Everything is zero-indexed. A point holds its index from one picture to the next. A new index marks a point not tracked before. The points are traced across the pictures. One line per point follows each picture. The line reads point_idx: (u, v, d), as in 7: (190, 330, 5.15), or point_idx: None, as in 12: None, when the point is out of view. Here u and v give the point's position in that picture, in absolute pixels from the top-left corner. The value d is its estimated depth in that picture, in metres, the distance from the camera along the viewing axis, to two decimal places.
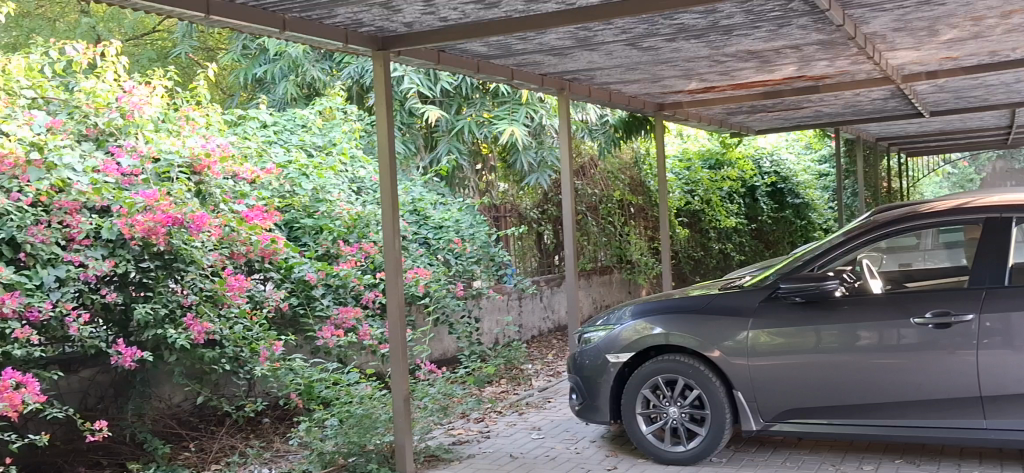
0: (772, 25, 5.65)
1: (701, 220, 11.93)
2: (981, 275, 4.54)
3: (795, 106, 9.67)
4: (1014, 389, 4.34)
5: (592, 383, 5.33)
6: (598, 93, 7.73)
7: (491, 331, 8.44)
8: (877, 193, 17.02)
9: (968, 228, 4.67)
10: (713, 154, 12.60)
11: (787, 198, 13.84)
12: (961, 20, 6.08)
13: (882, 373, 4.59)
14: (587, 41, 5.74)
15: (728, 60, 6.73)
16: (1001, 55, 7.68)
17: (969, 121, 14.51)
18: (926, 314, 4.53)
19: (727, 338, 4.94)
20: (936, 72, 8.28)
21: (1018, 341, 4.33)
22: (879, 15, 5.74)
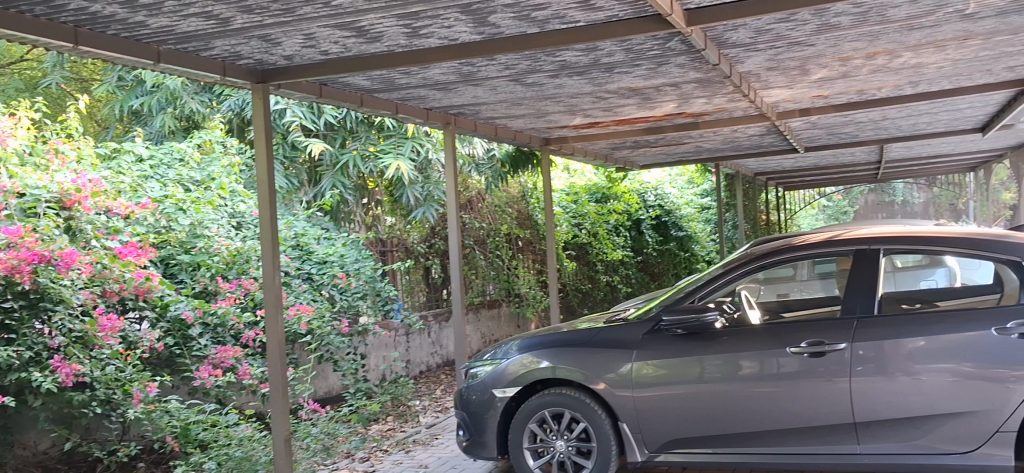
0: (651, 63, 5.79)
1: (588, 253, 12.03)
2: (852, 304, 4.72)
3: (677, 142, 9.93)
4: (885, 415, 4.52)
5: (479, 419, 5.31)
6: (484, 128, 7.77)
7: (378, 368, 8.34)
8: (756, 226, 17.56)
9: (840, 260, 4.88)
10: (599, 188, 12.80)
11: (671, 231, 14.17)
12: (830, 60, 6.35)
13: (762, 401, 4.71)
14: (472, 76, 5.77)
15: (610, 96, 6.87)
16: (868, 94, 8.05)
17: (841, 157, 15.15)
18: (802, 344, 4.67)
19: (610, 370, 4.99)
20: (809, 109, 8.62)
21: (890, 367, 4.51)
22: (752, 55, 5.95)
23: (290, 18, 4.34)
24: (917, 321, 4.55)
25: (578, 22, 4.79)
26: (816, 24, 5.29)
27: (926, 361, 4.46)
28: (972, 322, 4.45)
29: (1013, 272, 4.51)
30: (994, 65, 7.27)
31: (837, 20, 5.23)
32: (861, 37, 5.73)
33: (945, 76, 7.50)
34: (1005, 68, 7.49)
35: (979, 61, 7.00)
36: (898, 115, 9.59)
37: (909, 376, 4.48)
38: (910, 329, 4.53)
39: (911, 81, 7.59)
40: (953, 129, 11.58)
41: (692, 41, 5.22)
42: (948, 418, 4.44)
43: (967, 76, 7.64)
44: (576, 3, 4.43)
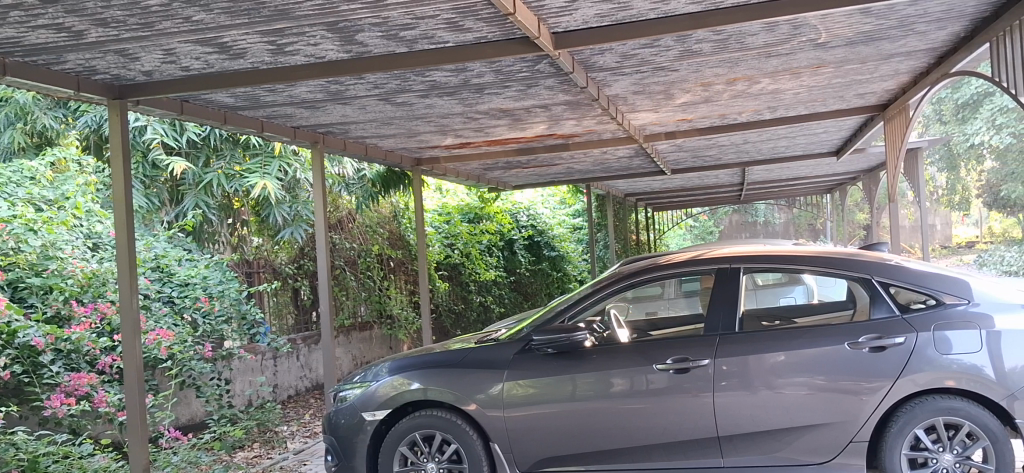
0: (520, 85, 5.85)
1: (461, 274, 12.05)
2: (715, 322, 4.86)
3: (548, 163, 10.08)
4: (747, 428, 4.68)
5: (348, 443, 5.21)
6: (354, 147, 7.69)
7: (243, 393, 8.13)
8: (627, 246, 17.94)
9: (703, 278, 5.05)
10: (472, 208, 12.84)
11: (543, 251, 14.36)
12: (692, 86, 6.55)
13: (632, 418, 4.78)
14: (340, 95, 5.70)
15: (481, 117, 6.89)
16: (730, 118, 8.34)
17: (706, 178, 15.65)
18: (667, 361, 4.78)
19: (480, 390, 4.98)
20: (674, 133, 8.88)
21: (754, 382, 4.67)
22: (619, 78, 6.08)
23: (149, 32, 4.20)
24: (776, 337, 4.73)
25: (447, 42, 4.80)
26: (679, 50, 5.46)
27: (788, 375, 4.64)
28: (828, 337, 4.67)
29: (864, 289, 4.79)
30: (846, 92, 7.64)
31: (699, 46, 5.41)
32: (722, 63, 5.94)
33: (800, 102, 7.84)
34: (855, 95, 7.89)
35: (832, 88, 7.35)
36: (758, 139, 9.98)
37: (771, 389, 4.65)
38: (771, 344, 4.70)
39: (770, 107, 7.91)
40: (810, 153, 12.13)
41: (560, 64, 5.30)
42: (807, 430, 4.64)
43: (821, 102, 8.01)
44: (443, 24, 4.44)
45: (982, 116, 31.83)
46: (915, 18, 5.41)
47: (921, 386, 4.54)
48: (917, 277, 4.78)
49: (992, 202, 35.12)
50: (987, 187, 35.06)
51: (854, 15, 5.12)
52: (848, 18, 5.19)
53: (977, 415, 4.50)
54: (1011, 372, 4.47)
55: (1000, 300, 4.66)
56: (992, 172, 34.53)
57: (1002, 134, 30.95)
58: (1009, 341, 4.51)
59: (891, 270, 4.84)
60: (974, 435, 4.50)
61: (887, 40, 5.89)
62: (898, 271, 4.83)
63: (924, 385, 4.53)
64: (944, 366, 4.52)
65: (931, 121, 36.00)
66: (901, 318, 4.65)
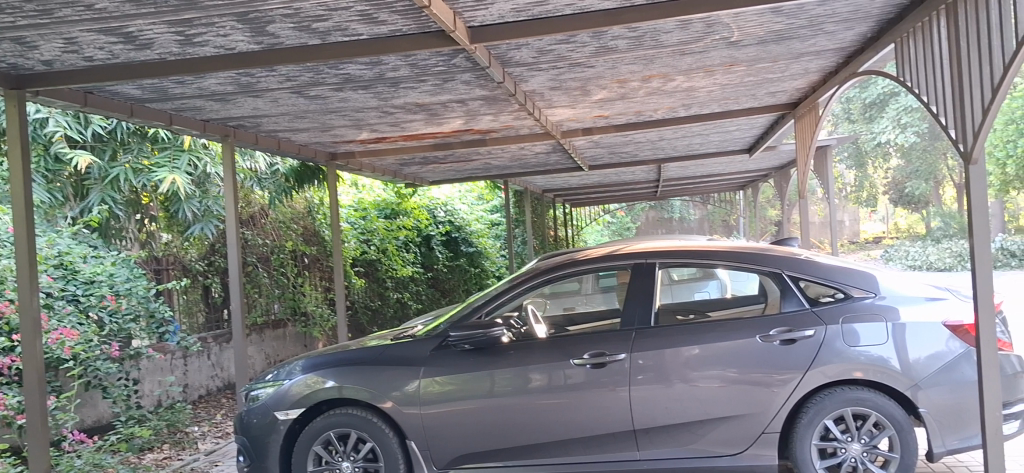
0: (436, 79, 5.81)
1: (378, 269, 11.86)
2: (631, 316, 4.94)
3: (465, 159, 10.05)
4: (662, 421, 4.75)
5: (260, 443, 5.10)
6: (265, 141, 7.54)
7: (152, 393, 7.92)
8: (544, 242, 18.01)
9: (620, 273, 5.13)
10: (388, 203, 12.74)
11: (460, 247, 14.32)
12: (608, 82, 6.60)
13: (550, 413, 4.80)
14: (251, 88, 5.58)
15: (397, 111, 6.83)
16: (645, 115, 8.43)
17: (622, 175, 15.80)
18: (584, 355, 4.81)
19: (396, 388, 4.93)
20: (591, 129, 8.93)
21: (669, 375, 4.74)
22: (536, 74, 6.08)
23: (48, 19, 4.04)
24: (691, 331, 4.82)
25: (361, 35, 4.74)
26: (594, 46, 5.48)
27: (703, 368, 4.74)
28: (739, 330, 4.79)
29: (774, 283, 4.92)
30: (758, 90, 7.79)
31: (614, 43, 5.44)
32: (637, 60, 5.99)
33: (714, 100, 7.96)
34: (767, 94, 8.04)
35: (745, 86, 7.48)
36: (673, 136, 10.11)
37: (686, 382, 4.73)
38: (685, 338, 4.80)
39: (684, 104, 8.01)
40: (723, 150, 12.34)
41: (476, 58, 5.27)
42: (721, 422, 4.74)
43: (734, 100, 8.14)
44: (357, 16, 4.37)
45: (888, 115, 32.82)
46: (824, 18, 5.53)
47: (831, 378, 4.69)
48: (825, 271, 4.94)
49: (897, 199, 36.27)
50: (893, 184, 36.21)
51: (765, 14, 5.21)
52: (759, 17, 5.28)
53: (883, 405, 4.68)
54: (915, 363, 4.67)
55: (904, 294, 4.85)
56: (897, 169, 35.67)
57: (906, 133, 31.98)
58: (913, 333, 4.70)
59: (800, 265, 4.99)
60: (880, 425, 4.69)
61: (797, 39, 6.01)
62: (806, 266, 4.99)
63: (833, 377, 4.69)
64: (851, 358, 4.68)
65: (840, 120, 36.99)
66: (810, 310, 4.80)
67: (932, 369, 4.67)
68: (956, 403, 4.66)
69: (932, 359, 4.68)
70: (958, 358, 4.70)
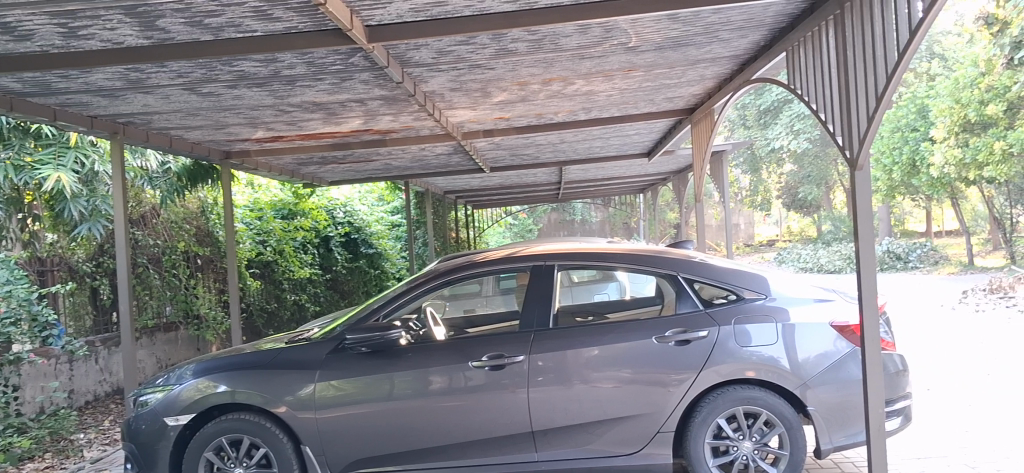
0: (334, 78, 5.73)
1: (274, 271, 11.61)
2: (530, 318, 4.96)
3: (365, 159, 9.96)
4: (560, 422, 4.79)
5: (149, 450, 4.95)
6: (156, 138, 7.33)
7: (34, 400, 7.58)
8: (446, 243, 17.96)
9: (520, 275, 5.17)
10: (285, 204, 12.54)
11: (360, 248, 14.20)
12: (509, 84, 6.62)
13: (449, 415, 4.78)
14: (140, 84, 5.41)
15: (293, 110, 6.72)
16: (545, 118, 8.48)
17: (524, 177, 15.88)
18: (483, 357, 4.82)
19: (289, 392, 4.84)
20: (491, 131, 8.95)
21: (567, 376, 4.79)
22: (435, 75, 6.06)
23: None
24: (589, 332, 4.88)
25: (255, 31, 4.65)
26: (494, 48, 5.49)
27: (602, 369, 4.79)
28: (637, 332, 4.86)
29: (670, 284, 5.04)
30: (656, 95, 7.93)
31: (514, 45, 5.46)
32: (537, 63, 6.02)
33: (613, 104, 8.07)
34: (664, 99, 8.19)
35: (643, 91, 7.60)
36: (573, 139, 10.21)
37: (586, 383, 4.78)
38: (585, 339, 4.85)
39: (584, 108, 8.10)
40: (623, 154, 12.53)
41: (374, 58, 5.22)
42: (617, 422, 4.80)
43: (632, 105, 8.26)
44: (251, 12, 4.28)
45: (782, 122, 33.85)
46: (719, 25, 5.66)
47: (724, 377, 4.80)
48: (720, 273, 5.08)
49: (790, 203, 37.44)
50: (786, 188, 37.31)
51: (662, 20, 5.30)
52: (656, 23, 5.37)
53: (773, 403, 4.82)
54: (804, 362, 4.82)
55: (794, 296, 5.01)
56: (790, 174, 36.80)
57: (799, 139, 32.93)
58: (802, 333, 4.85)
59: (695, 267, 5.12)
60: (771, 423, 4.82)
61: (693, 46, 6.13)
62: (701, 268, 5.12)
63: (726, 376, 4.80)
64: (743, 357, 4.80)
65: (735, 126, 38.01)
66: (704, 311, 4.92)
67: (820, 368, 4.83)
68: (843, 400, 4.83)
69: (820, 358, 4.84)
70: (844, 358, 4.87)
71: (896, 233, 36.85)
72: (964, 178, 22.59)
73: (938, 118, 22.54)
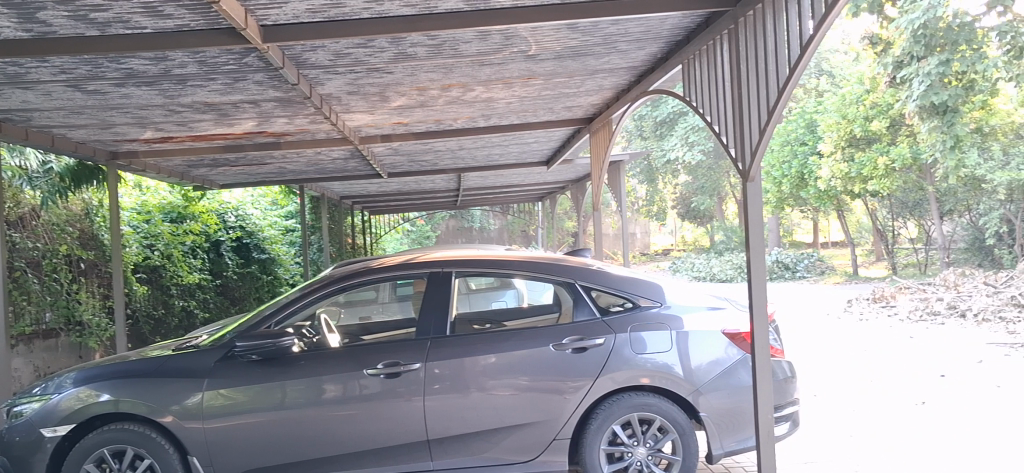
0: (227, 78, 5.59)
1: (162, 276, 11.24)
2: (426, 325, 4.91)
3: (259, 162, 9.74)
4: (456, 431, 4.75)
5: (24, 463, 4.70)
6: (37, 137, 7.00)
7: None
8: (342, 249, 17.72)
9: (417, 282, 5.12)
10: (174, 207, 12.19)
11: (252, 254, 13.90)
12: (407, 89, 6.56)
13: (342, 425, 4.69)
14: (19, 78, 5.17)
15: (184, 110, 6.52)
16: (444, 124, 8.44)
17: (422, 183, 15.79)
18: (378, 365, 4.74)
19: (175, 401, 4.67)
20: (389, 136, 8.86)
21: (464, 384, 4.75)
22: (332, 77, 5.96)
23: None
24: (486, 340, 4.86)
25: (144, 28, 4.50)
26: (392, 52, 5.43)
27: (498, 377, 4.78)
28: (533, 339, 4.87)
29: (567, 292, 5.07)
30: (555, 104, 7.98)
31: (413, 50, 5.42)
32: (436, 69, 5.98)
33: (512, 111, 8.08)
34: (563, 107, 8.25)
35: (542, 100, 7.64)
36: (472, 146, 10.20)
37: (482, 391, 4.76)
38: (482, 347, 4.83)
39: (483, 114, 8.10)
40: (522, 162, 12.58)
41: (268, 58, 5.11)
42: (513, 430, 4.79)
43: (532, 113, 8.30)
44: (140, 8, 4.13)
45: (677, 134, 34.58)
46: (617, 36, 5.72)
47: (619, 384, 4.84)
48: (616, 281, 5.14)
49: (685, 213, 38.31)
50: (681, 199, 38.03)
51: (561, 29, 5.33)
52: (555, 32, 5.40)
53: (667, 410, 4.88)
54: (696, 369, 4.90)
55: (687, 304, 5.11)
56: (685, 185, 37.66)
57: (694, 151, 33.64)
58: (695, 341, 4.94)
59: (592, 276, 5.17)
60: (664, 429, 4.89)
61: (591, 56, 6.18)
62: (597, 276, 5.17)
63: (621, 383, 4.84)
64: (638, 365, 4.86)
65: (633, 136, 38.63)
66: (601, 320, 4.95)
67: (712, 375, 4.91)
68: (734, 406, 4.92)
69: (712, 365, 4.93)
70: (735, 364, 4.97)
71: (785, 244, 38.05)
72: (848, 191, 23.46)
73: (825, 133, 23.35)
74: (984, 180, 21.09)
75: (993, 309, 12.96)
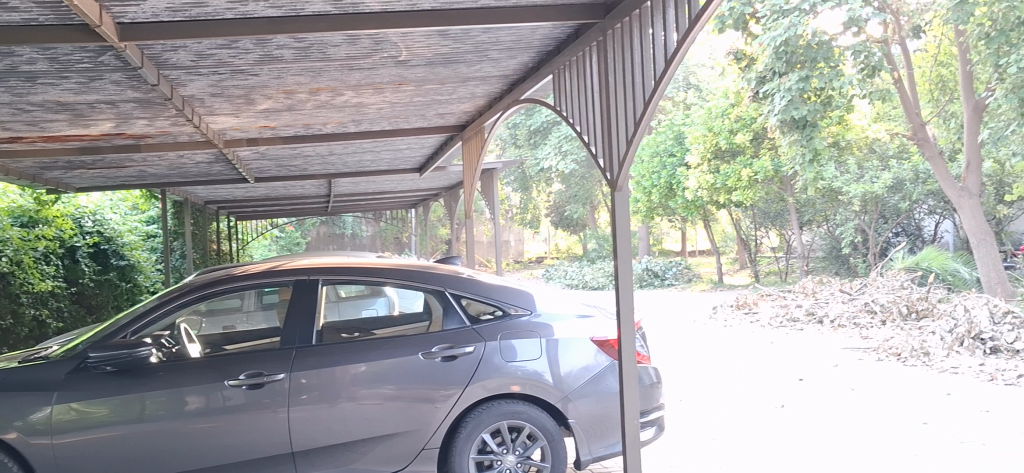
0: (81, 76, 5.34)
1: (11, 283, 10.65)
2: (292, 334, 4.80)
3: (117, 165, 9.36)
4: (322, 442, 4.66)
5: None
6: None
7: None
8: (206, 256, 17.18)
9: (282, 290, 4.99)
10: (25, 211, 11.55)
11: (110, 260, 13.35)
12: (274, 92, 6.41)
13: (204, 438, 4.53)
14: None
15: (34, 109, 6.19)
16: (314, 128, 8.29)
17: (292, 188, 15.48)
18: (241, 376, 4.60)
19: (20, 416, 4.42)
20: (256, 139, 8.65)
21: (332, 394, 4.66)
22: (194, 78, 5.77)
23: None
24: (355, 349, 4.78)
25: None
26: (258, 54, 5.30)
27: (366, 386, 4.70)
28: (402, 347, 4.81)
29: (437, 301, 5.04)
30: (427, 110, 7.95)
31: (279, 52, 5.30)
32: (303, 72, 5.87)
33: (383, 117, 8.00)
34: (435, 114, 8.22)
35: (413, 106, 7.59)
36: (342, 152, 10.05)
37: (351, 400, 4.68)
38: (351, 356, 4.74)
39: (353, 120, 7.99)
40: (394, 168, 12.49)
41: (126, 57, 4.90)
42: (382, 439, 4.73)
43: (403, 119, 8.24)
44: None
45: (551, 143, 35.06)
46: (488, 45, 5.72)
47: (490, 391, 4.83)
48: (486, 290, 5.14)
49: (558, 222, 38.82)
50: (554, 207, 38.55)
51: (432, 36, 5.30)
52: (426, 39, 5.37)
53: (536, 417, 4.91)
54: (566, 376, 4.94)
55: (556, 311, 5.15)
56: (558, 194, 38.19)
57: (567, 160, 34.15)
58: (563, 348, 4.97)
59: (461, 284, 5.15)
60: (534, 436, 4.91)
61: (463, 63, 6.18)
62: (468, 284, 5.16)
63: (492, 390, 4.83)
64: (508, 372, 4.86)
65: (507, 144, 38.87)
66: (471, 328, 4.94)
67: (580, 381, 4.96)
68: (601, 412, 4.98)
69: (581, 371, 4.98)
70: (603, 371, 5.04)
71: (654, 253, 38.99)
72: (713, 201, 24.20)
73: (691, 145, 23.92)
74: (839, 192, 22.12)
75: (849, 316, 13.57)
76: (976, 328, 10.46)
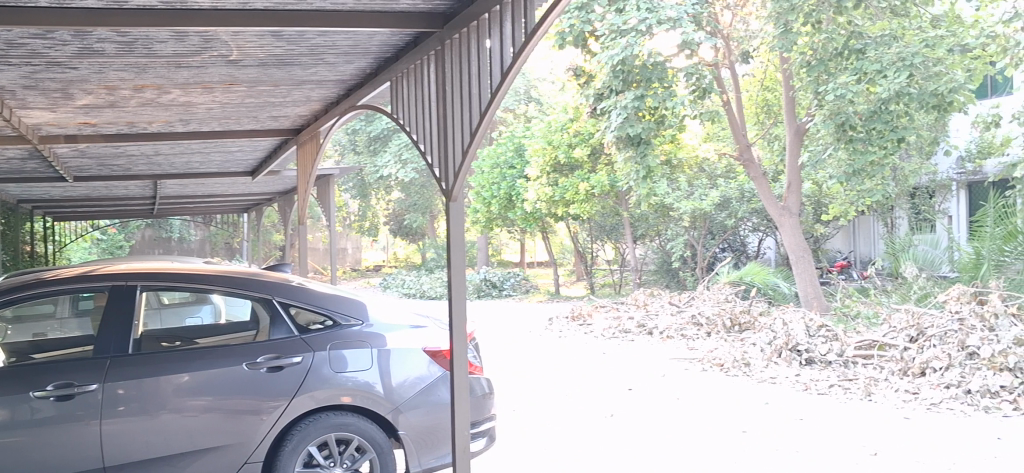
0: None
1: None
2: (105, 343, 4.53)
3: None
4: (139, 456, 4.42)
5: None
6: None
7: None
8: (17, 258, 16.09)
9: (97, 296, 4.71)
10: None
11: None
12: (94, 87, 6.08)
13: (6, 453, 4.23)
14: None
15: None
16: (138, 127, 7.92)
17: (114, 189, 14.74)
18: (48, 387, 4.31)
19: None
20: (74, 137, 8.19)
21: (152, 406, 4.44)
22: (4, 68, 5.39)
23: None
24: (177, 358, 4.56)
25: None
26: (76, 46, 5.00)
27: (188, 397, 4.50)
28: (227, 357, 4.63)
29: (265, 309, 4.89)
30: (260, 113, 7.72)
31: (100, 46, 5.02)
32: (126, 67, 5.58)
33: (213, 117, 7.71)
34: (269, 117, 8.00)
35: (245, 108, 7.36)
36: (169, 152, 9.63)
37: (172, 412, 4.47)
38: (172, 366, 4.52)
39: (180, 119, 7.67)
40: (225, 170, 12.09)
41: None
42: (203, 453, 4.54)
43: (234, 121, 7.98)
44: None
45: (391, 150, 34.99)
46: (324, 48, 5.60)
47: (319, 402, 4.71)
48: (315, 299, 5.01)
49: (396, 230, 38.56)
50: (393, 215, 38.36)
51: (265, 36, 5.14)
52: (259, 39, 5.20)
53: (365, 428, 4.82)
54: (397, 387, 4.87)
55: (389, 322, 5.06)
56: (398, 202, 38.05)
57: (407, 168, 34.09)
58: (395, 358, 4.90)
59: (290, 291, 5.01)
60: (362, 448, 4.82)
61: (298, 66, 6.02)
62: (297, 292, 5.02)
63: (321, 401, 4.71)
64: (338, 383, 4.76)
65: (346, 150, 38.39)
66: (299, 337, 4.81)
67: (412, 392, 4.91)
68: (431, 423, 4.94)
69: (412, 382, 4.92)
70: (435, 382, 5.00)
71: (493, 263, 39.32)
72: (551, 214, 24.65)
73: (531, 157, 24.32)
74: (670, 208, 22.90)
75: (676, 327, 14.06)
76: (793, 340, 10.95)
